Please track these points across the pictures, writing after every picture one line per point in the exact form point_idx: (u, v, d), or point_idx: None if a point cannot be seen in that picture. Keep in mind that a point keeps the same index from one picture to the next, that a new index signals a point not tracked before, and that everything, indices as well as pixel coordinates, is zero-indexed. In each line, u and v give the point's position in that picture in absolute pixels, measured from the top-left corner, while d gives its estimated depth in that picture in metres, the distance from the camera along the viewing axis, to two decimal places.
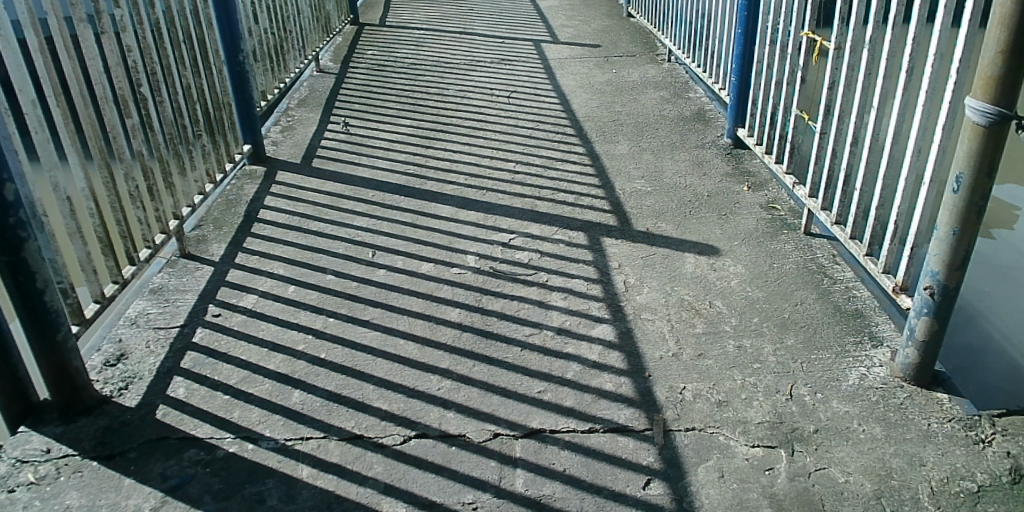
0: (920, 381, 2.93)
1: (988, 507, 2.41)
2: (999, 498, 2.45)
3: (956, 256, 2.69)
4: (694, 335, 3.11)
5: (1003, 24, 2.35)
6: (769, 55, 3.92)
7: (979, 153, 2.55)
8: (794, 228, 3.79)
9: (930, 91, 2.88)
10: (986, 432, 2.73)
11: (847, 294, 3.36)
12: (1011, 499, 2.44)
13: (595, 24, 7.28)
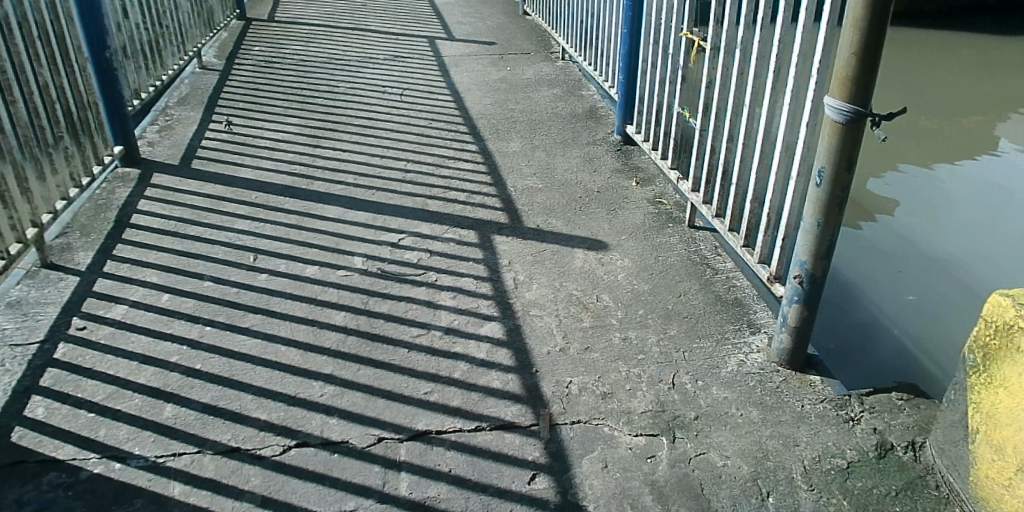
0: (794, 364, 3.09)
1: (856, 482, 2.59)
2: (866, 473, 2.64)
3: (822, 245, 2.84)
4: (581, 329, 3.16)
5: (855, 27, 2.49)
6: (652, 55, 4.03)
7: (838, 149, 2.69)
8: (680, 222, 3.91)
9: (795, 90, 2.99)
10: (855, 411, 2.93)
11: (728, 283, 3.50)
12: (876, 473, 2.64)
13: (492, 22, 7.31)
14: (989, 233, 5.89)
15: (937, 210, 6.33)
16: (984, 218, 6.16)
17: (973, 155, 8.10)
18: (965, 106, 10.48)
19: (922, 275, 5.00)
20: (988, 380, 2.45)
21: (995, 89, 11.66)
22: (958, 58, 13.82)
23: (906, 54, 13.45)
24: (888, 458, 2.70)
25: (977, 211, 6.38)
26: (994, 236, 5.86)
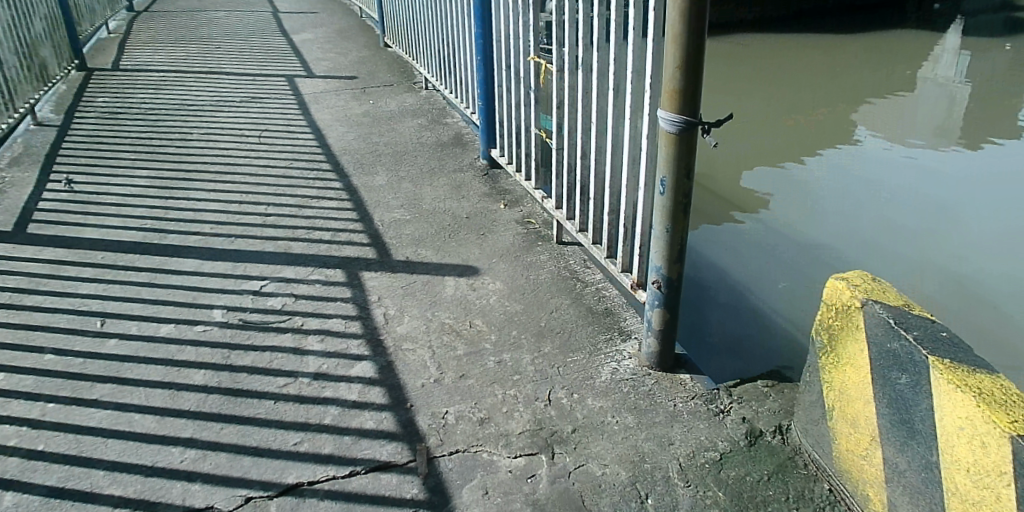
0: (664, 365, 3.18)
1: (728, 473, 2.71)
2: (738, 462, 2.76)
3: (673, 250, 2.90)
4: (455, 357, 3.19)
5: (677, 42, 2.57)
6: (504, 79, 4.15)
7: (675, 158, 2.75)
8: (548, 239, 4.02)
9: (634, 103, 3.03)
10: (725, 403, 3.06)
11: (598, 294, 3.60)
12: (747, 461, 2.77)
13: (354, 56, 7.32)
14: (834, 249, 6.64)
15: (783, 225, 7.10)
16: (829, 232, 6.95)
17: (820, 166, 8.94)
18: (796, 108, 11.74)
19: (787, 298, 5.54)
20: (835, 359, 2.62)
21: (829, 91, 12.97)
22: (797, 63, 15.17)
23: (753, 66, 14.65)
24: (757, 445, 2.85)
25: (824, 224, 7.14)
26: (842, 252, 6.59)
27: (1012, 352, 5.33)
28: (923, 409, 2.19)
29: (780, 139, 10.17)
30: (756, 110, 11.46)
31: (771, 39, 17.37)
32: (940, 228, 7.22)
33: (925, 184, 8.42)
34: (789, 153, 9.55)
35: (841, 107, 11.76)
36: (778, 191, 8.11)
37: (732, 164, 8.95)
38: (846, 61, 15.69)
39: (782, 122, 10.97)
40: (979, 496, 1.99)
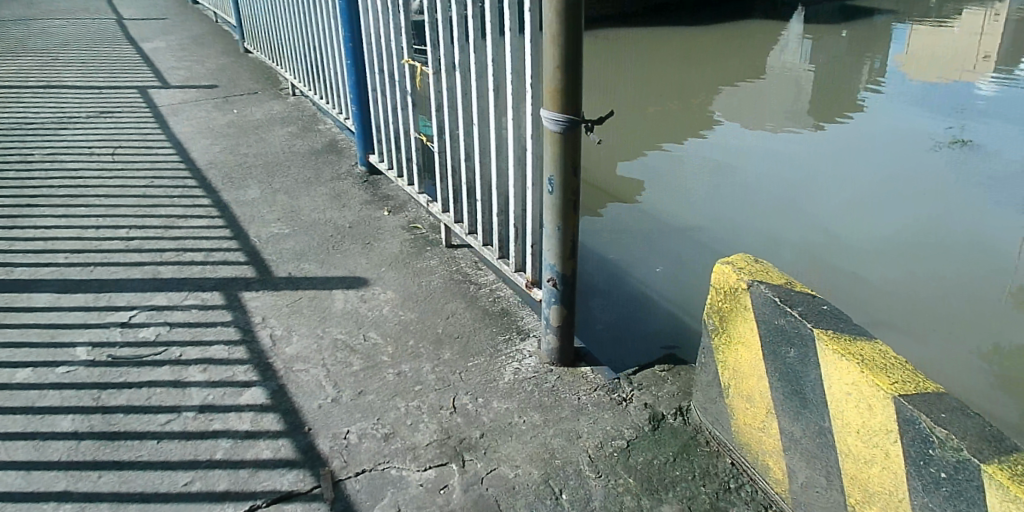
0: (565, 361, 3.19)
1: (637, 458, 2.80)
2: (645, 447, 2.87)
3: (565, 247, 2.91)
4: (351, 374, 3.06)
5: (555, 42, 2.58)
6: (379, 83, 4.01)
7: (561, 157, 2.76)
8: (436, 243, 3.95)
9: (516, 104, 3.00)
10: (626, 391, 3.14)
11: (493, 295, 3.58)
12: (654, 445, 2.88)
13: (210, 63, 6.87)
14: (703, 239, 7.13)
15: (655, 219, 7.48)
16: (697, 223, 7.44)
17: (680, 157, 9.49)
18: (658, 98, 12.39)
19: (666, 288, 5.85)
20: (728, 339, 2.81)
21: (686, 81, 13.73)
22: (654, 57, 15.96)
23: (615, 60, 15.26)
24: (660, 429, 2.96)
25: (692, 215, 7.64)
26: (709, 241, 7.08)
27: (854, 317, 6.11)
28: (813, 378, 2.44)
29: (643, 128, 10.75)
30: (622, 102, 12.02)
31: (629, 34, 18.16)
32: (789, 210, 8.01)
33: (772, 167, 9.26)
34: (650, 142, 10.13)
35: (698, 96, 12.49)
36: (647, 180, 8.65)
37: (599, 155, 9.41)
38: (698, 52, 16.69)
39: (645, 112, 11.57)
40: (869, 454, 2.26)
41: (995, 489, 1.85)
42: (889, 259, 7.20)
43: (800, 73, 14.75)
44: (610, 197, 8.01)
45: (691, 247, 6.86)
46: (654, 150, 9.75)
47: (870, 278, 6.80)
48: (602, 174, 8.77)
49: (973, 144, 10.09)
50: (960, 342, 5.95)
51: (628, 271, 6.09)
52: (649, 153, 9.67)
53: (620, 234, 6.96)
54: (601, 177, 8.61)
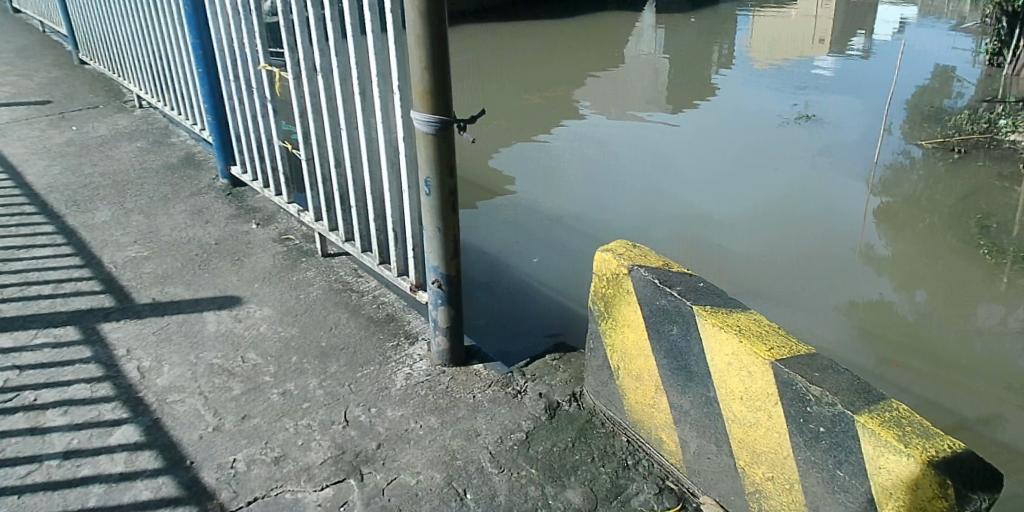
0: (456, 360, 3.16)
1: (536, 448, 2.84)
2: (544, 436, 2.90)
3: (446, 248, 2.88)
4: (232, 399, 2.89)
5: (420, 43, 2.55)
6: (235, 91, 3.80)
7: (436, 158, 2.73)
8: (312, 253, 3.79)
9: (384, 107, 2.93)
10: (520, 384, 3.15)
11: (376, 302, 3.49)
12: (552, 434, 2.92)
13: (40, 77, 6.24)
14: (575, 226, 7.39)
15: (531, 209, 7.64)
16: (568, 211, 7.70)
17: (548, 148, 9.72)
18: (525, 92, 12.61)
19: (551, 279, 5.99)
20: (614, 321, 2.89)
21: (550, 73, 14.07)
22: (519, 51, 16.23)
23: (481, 56, 15.39)
24: (557, 416, 3.01)
25: (562, 204, 7.89)
26: (582, 229, 7.34)
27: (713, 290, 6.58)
28: (696, 352, 2.61)
29: (511, 122, 10.93)
30: (489, 97, 12.14)
31: (492, 30, 18.36)
32: (656, 193, 8.46)
33: (638, 152, 9.73)
34: (519, 135, 10.31)
35: (563, 88, 12.82)
36: (522, 173, 8.81)
37: (469, 151, 9.49)
38: (560, 44, 17.16)
39: (512, 106, 11.75)
40: (752, 418, 2.51)
41: (867, 435, 2.16)
42: (747, 232, 7.76)
43: (657, 61, 15.48)
44: (483, 191, 8.10)
45: (570, 235, 7.07)
46: (523, 143, 9.94)
47: (730, 251, 7.32)
48: (473, 169, 8.86)
49: (815, 118, 11.00)
50: (812, 304, 6.58)
51: (512, 266, 6.17)
52: (520, 145, 9.86)
53: (500, 228, 7.04)
54: (472, 173, 8.69)
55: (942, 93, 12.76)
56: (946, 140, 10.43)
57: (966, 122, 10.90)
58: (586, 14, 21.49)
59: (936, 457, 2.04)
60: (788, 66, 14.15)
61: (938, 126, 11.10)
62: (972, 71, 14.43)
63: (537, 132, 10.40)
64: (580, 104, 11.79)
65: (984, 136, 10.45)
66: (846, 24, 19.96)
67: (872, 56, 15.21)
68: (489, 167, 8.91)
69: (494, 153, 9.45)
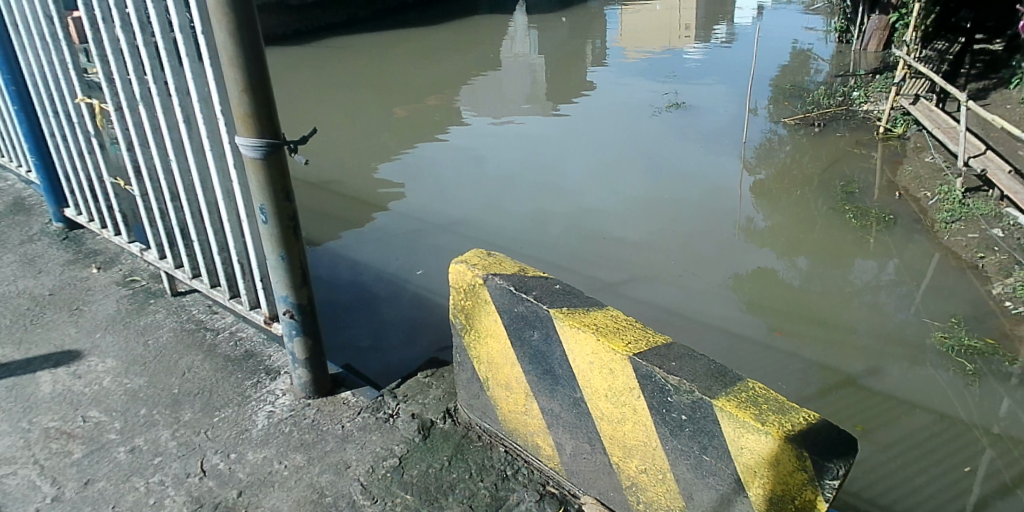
0: (322, 390, 3.03)
1: (410, 473, 2.74)
2: (418, 458, 2.81)
3: (294, 277, 2.73)
4: (72, 464, 2.66)
5: (235, 64, 2.37)
6: (56, 127, 3.51)
7: (269, 184, 2.57)
8: (161, 293, 3.60)
9: (210, 136, 2.74)
10: (391, 407, 3.05)
11: (233, 340, 3.32)
12: (426, 455, 2.83)
13: None
14: (458, 232, 7.41)
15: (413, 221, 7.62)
16: (452, 219, 7.71)
17: (426, 157, 9.69)
18: (402, 100, 12.53)
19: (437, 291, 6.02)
20: (476, 332, 2.83)
21: (426, 80, 14.04)
22: (394, 60, 16.09)
23: (354, 68, 15.17)
24: (431, 436, 2.92)
25: (443, 212, 7.90)
26: (467, 233, 7.39)
27: (592, 280, 6.72)
28: (559, 356, 2.58)
29: (390, 134, 10.82)
30: (365, 110, 11.97)
31: (365, 40, 18.12)
32: (541, 191, 8.57)
33: (521, 152, 9.84)
34: (398, 145, 10.24)
35: (440, 95, 12.81)
36: (403, 184, 8.73)
37: (347, 167, 9.34)
38: (436, 51, 17.15)
39: (390, 116, 11.66)
40: (619, 413, 2.50)
41: (726, 418, 2.20)
42: (628, 218, 7.95)
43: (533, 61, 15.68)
44: (361, 207, 7.99)
45: (458, 243, 7.05)
46: (402, 154, 9.86)
47: (610, 240, 7.50)
48: (352, 185, 8.72)
49: (685, 106, 11.41)
50: (693, 282, 6.81)
51: (399, 281, 6.11)
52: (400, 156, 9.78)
53: (384, 243, 6.96)
54: (351, 188, 8.56)
55: (801, 72, 13.55)
56: (806, 115, 11.03)
57: (822, 97, 11.58)
58: (459, 19, 21.54)
59: (792, 432, 2.11)
60: (656, 57, 14.69)
61: (798, 101, 11.77)
62: (825, 49, 15.45)
63: (416, 141, 10.36)
64: (460, 109, 11.78)
65: (841, 109, 11.19)
66: (708, 15, 20.97)
67: (734, 42, 15.98)
68: (367, 182, 8.81)
69: (372, 167, 9.35)
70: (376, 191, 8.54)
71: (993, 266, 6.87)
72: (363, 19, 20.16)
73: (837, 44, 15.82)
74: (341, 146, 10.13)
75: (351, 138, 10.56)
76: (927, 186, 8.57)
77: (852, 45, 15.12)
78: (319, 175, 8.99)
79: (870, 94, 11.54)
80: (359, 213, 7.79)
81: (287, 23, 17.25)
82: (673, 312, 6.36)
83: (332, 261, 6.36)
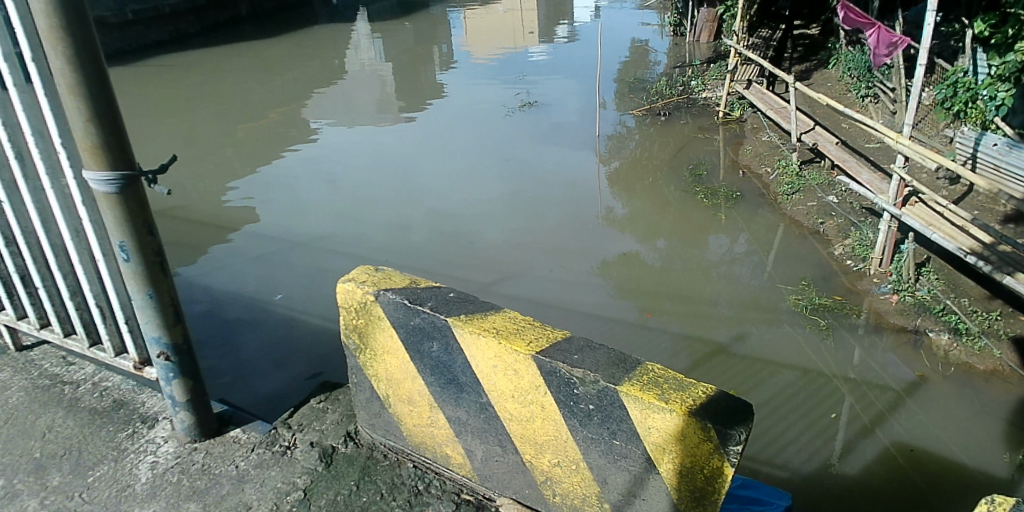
0: (209, 432, 2.80)
1: (317, 505, 2.61)
2: (324, 487, 2.68)
3: (165, 315, 2.50)
4: None
5: (76, 94, 2.13)
6: None
7: (127, 219, 2.33)
8: (4, 350, 3.24)
9: (49, 172, 2.46)
10: (287, 439, 2.87)
11: (98, 392, 3.01)
12: (332, 483, 2.70)
13: None
14: (326, 253, 7.26)
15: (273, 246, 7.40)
16: (317, 241, 7.52)
17: (279, 174, 9.36)
18: (246, 116, 11.97)
19: (306, 316, 6.01)
20: (371, 350, 2.71)
21: (270, 93, 13.49)
22: (233, 74, 15.33)
23: (187, 85, 14.31)
24: (335, 463, 2.78)
25: (305, 234, 7.69)
26: (332, 252, 7.28)
27: (463, 283, 6.80)
28: (461, 363, 2.53)
29: (237, 151, 10.31)
30: (204, 129, 11.34)
31: (196, 56, 17.12)
32: (407, 199, 8.52)
33: (383, 162, 9.70)
34: (247, 164, 9.79)
35: (285, 108, 12.36)
36: (260, 207, 8.39)
37: (196, 193, 8.79)
38: (276, 62, 16.52)
39: (233, 133, 11.10)
40: (527, 412, 2.50)
41: (632, 402, 2.26)
42: (494, 218, 8.06)
43: (382, 69, 15.47)
44: (215, 237, 7.59)
45: (324, 266, 6.96)
46: (253, 174, 9.39)
47: (478, 241, 7.57)
48: (202, 213, 8.23)
49: (537, 104, 11.67)
50: (565, 273, 7.02)
51: (263, 311, 6.08)
52: (250, 176, 9.33)
53: (243, 273, 6.77)
54: (199, 214, 8.15)
55: (642, 65, 14.29)
56: (652, 105, 11.62)
57: (664, 88, 12.26)
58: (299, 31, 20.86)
59: (693, 406, 2.21)
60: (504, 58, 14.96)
61: (642, 93, 12.37)
62: (661, 42, 16.37)
63: (267, 158, 9.96)
64: (310, 122, 11.36)
65: (682, 98, 11.87)
66: (549, 14, 21.60)
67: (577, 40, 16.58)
68: (220, 207, 8.39)
69: (223, 191, 8.89)
70: (230, 216, 8.16)
71: (833, 230, 7.58)
72: (194, 35, 18.84)
73: (672, 36, 16.82)
74: (183, 170, 9.55)
75: (197, 160, 9.95)
76: (768, 162, 9.29)
77: (686, 37, 16.13)
78: (165, 204, 8.42)
79: (707, 82, 12.37)
80: (207, 243, 7.46)
81: (107, 41, 15.81)
82: (549, 304, 6.52)
83: (191, 303, 6.18)
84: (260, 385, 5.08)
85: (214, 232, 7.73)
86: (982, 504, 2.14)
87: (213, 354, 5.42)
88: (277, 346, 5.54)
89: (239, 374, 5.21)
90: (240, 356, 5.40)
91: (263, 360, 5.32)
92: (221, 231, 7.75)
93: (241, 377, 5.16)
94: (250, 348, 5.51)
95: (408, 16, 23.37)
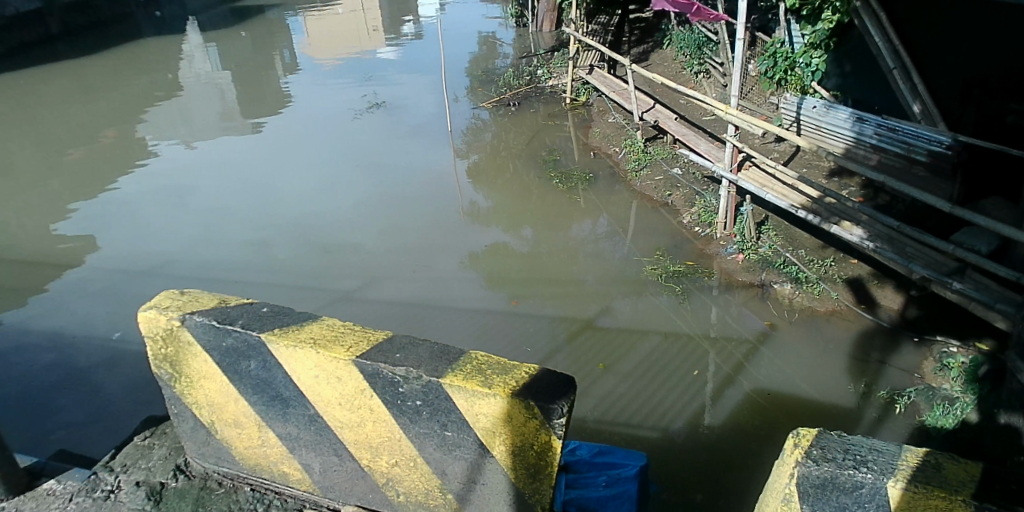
0: (17, 487, 2.76)
1: None
2: None
3: None
4: None
5: None
6: None
7: None
8: None
9: None
10: (109, 483, 2.78)
11: None
12: None
13: None
14: (177, 279, 6.87)
15: (113, 277, 6.91)
16: (165, 267, 7.10)
17: (114, 200, 8.74)
18: (71, 141, 11.05)
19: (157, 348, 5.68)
20: (186, 379, 2.60)
21: (96, 115, 12.52)
22: (50, 97, 14.06)
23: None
24: (164, 499, 2.70)
25: (150, 261, 7.22)
26: (182, 278, 6.90)
27: (324, 293, 6.64)
28: (281, 378, 2.48)
29: (65, 181, 9.52)
30: (22, 159, 10.37)
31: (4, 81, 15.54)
32: (261, 213, 8.18)
33: (233, 176, 9.27)
34: (79, 193, 9.07)
35: (116, 129, 11.52)
36: (98, 238, 7.80)
37: (19, 231, 8.04)
38: (100, 81, 15.31)
39: (58, 160, 10.22)
40: (356, 417, 2.49)
41: (456, 392, 2.31)
42: (352, 223, 7.92)
43: (222, 80, 14.73)
44: (46, 276, 6.99)
45: None
46: (83, 201, 8.79)
47: (337, 248, 7.41)
48: (29, 252, 7.55)
49: (386, 104, 11.55)
50: (429, 271, 7.02)
51: (106, 349, 5.68)
52: (84, 206, 8.64)
53: (80, 311, 6.28)
54: (25, 254, 7.48)
55: (490, 57, 14.46)
56: (501, 97, 11.79)
57: (512, 78, 12.49)
58: (123, 46, 19.41)
59: (514, 388, 2.27)
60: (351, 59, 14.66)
61: (491, 85, 12.53)
62: (507, 34, 16.63)
63: (102, 184, 9.26)
64: (147, 142, 10.66)
65: (529, 87, 12.15)
66: (394, 12, 21.30)
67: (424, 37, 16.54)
68: (50, 244, 7.72)
69: (55, 224, 8.19)
70: (63, 251, 7.55)
71: (679, 200, 8.03)
72: None
73: (516, 27, 17.14)
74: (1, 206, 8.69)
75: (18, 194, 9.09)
76: (615, 142, 9.70)
77: (528, 28, 16.48)
78: None
79: (553, 70, 12.73)
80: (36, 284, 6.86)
81: None
82: (415, 303, 6.50)
83: (23, 353, 5.68)
84: (115, 429, 4.81)
85: (44, 270, 7.11)
86: (791, 438, 2.23)
87: (64, 405, 5.07)
88: (126, 385, 5.21)
89: (92, 422, 4.91)
90: (93, 402, 5.07)
91: (113, 406, 5.02)
92: (52, 268, 7.14)
93: (96, 426, 4.87)
94: (102, 390, 5.17)
95: (244, 22, 22.33)
